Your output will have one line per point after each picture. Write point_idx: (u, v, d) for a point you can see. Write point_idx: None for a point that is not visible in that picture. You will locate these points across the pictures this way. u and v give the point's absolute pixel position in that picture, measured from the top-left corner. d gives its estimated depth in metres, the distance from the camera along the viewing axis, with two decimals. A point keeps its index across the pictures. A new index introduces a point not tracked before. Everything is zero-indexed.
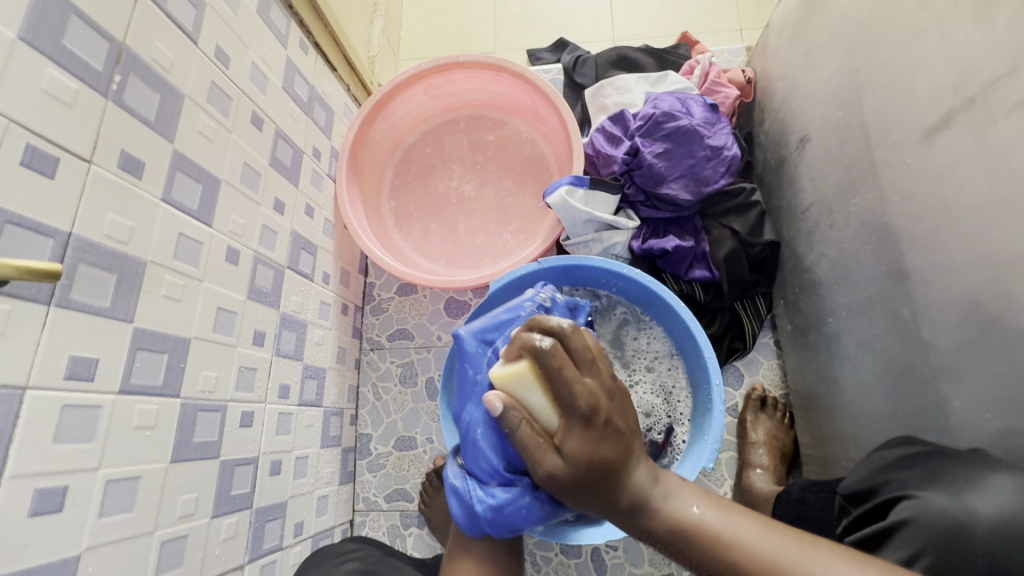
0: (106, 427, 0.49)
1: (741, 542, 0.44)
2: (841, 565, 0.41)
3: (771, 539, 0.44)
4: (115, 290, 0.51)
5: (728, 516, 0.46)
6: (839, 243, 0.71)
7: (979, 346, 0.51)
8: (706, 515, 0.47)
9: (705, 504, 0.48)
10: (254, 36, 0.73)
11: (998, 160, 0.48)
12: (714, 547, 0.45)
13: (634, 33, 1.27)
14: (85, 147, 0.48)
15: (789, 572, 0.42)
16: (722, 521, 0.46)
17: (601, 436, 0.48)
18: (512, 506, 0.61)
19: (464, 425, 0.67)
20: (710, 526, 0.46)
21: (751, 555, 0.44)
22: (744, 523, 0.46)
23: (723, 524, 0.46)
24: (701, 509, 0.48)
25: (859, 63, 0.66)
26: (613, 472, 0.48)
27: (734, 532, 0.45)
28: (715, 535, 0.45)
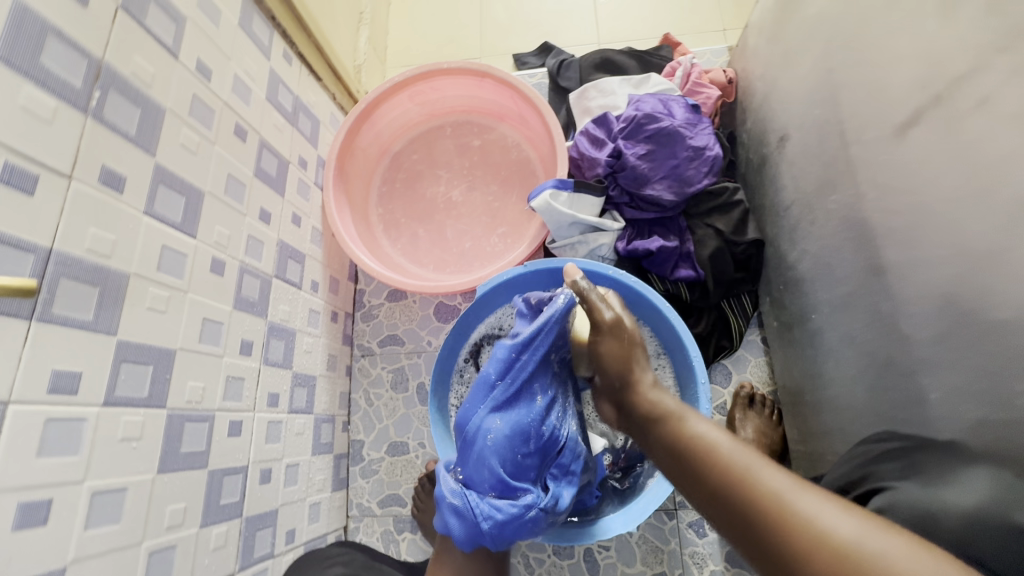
0: (92, 439, 0.50)
1: (750, 472, 0.45)
2: (825, 505, 0.41)
3: (766, 463, 0.46)
4: (98, 303, 0.51)
5: (735, 441, 0.49)
6: (820, 240, 0.72)
7: (953, 339, 0.52)
8: (711, 434, 0.51)
9: (725, 432, 0.51)
10: (236, 48, 0.74)
11: (966, 155, 0.49)
12: (705, 454, 0.49)
13: (618, 36, 1.28)
14: (65, 163, 0.49)
15: (763, 486, 0.44)
16: (728, 442, 0.49)
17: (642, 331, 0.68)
18: (514, 524, 0.64)
19: (473, 434, 0.68)
20: (710, 440, 0.50)
21: (730, 464, 0.47)
22: (749, 449, 0.48)
23: (724, 441, 0.50)
24: (715, 432, 0.51)
25: (833, 62, 0.67)
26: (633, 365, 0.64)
27: (731, 450, 0.48)
28: (711, 448, 0.49)
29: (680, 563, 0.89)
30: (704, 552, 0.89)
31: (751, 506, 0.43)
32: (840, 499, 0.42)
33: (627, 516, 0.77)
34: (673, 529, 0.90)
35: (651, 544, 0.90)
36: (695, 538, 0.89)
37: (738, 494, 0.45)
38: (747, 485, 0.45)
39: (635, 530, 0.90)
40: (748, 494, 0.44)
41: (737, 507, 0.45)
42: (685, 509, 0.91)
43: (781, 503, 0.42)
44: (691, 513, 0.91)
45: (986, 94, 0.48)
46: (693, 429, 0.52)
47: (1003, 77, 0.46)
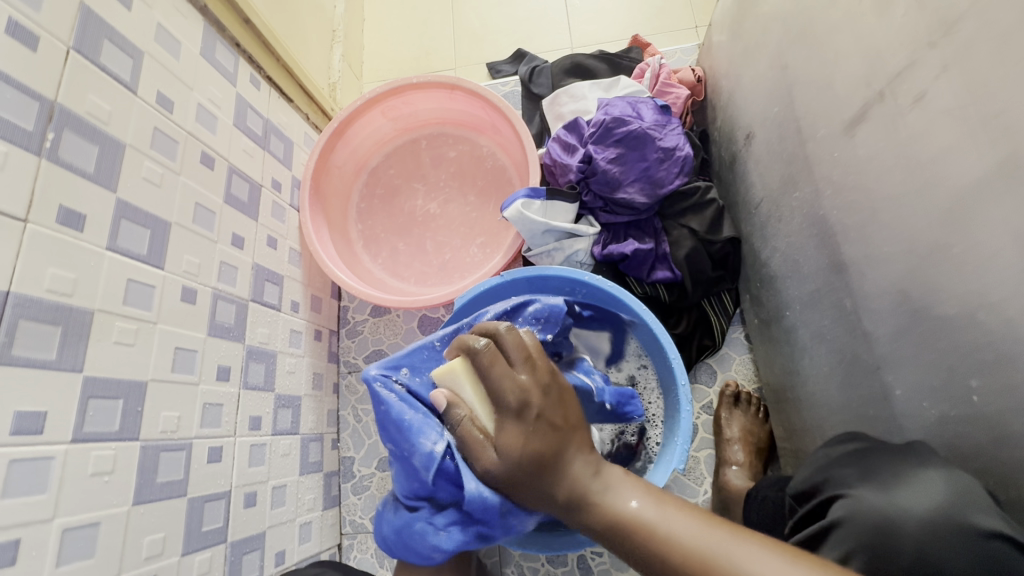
0: (60, 477, 0.51)
1: (691, 544, 0.45)
2: (766, 553, 0.43)
3: (704, 536, 0.45)
4: (61, 342, 0.52)
5: (664, 509, 0.48)
6: (787, 237, 0.72)
7: (911, 334, 0.52)
8: (640, 508, 0.48)
9: (642, 496, 0.49)
10: (198, 78, 0.75)
11: (909, 151, 0.49)
12: (648, 537, 0.46)
13: (590, 39, 1.28)
14: (19, 207, 0.49)
15: (720, 563, 0.43)
16: (656, 511, 0.48)
17: (535, 437, 0.49)
18: (410, 535, 0.63)
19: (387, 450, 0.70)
20: (646, 520, 0.47)
21: (682, 553, 0.44)
22: (679, 517, 0.47)
23: (655, 517, 0.47)
24: (638, 502, 0.49)
25: (787, 59, 0.67)
26: (545, 471, 0.49)
27: (664, 522, 0.47)
28: (645, 527, 0.47)
29: None
30: None
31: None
32: (766, 540, 0.45)
33: None
34: None
35: None
36: None
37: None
38: (707, 573, 0.43)
39: None
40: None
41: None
42: None
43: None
44: None
45: (922, 90, 0.47)
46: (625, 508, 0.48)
47: (934, 73, 0.46)
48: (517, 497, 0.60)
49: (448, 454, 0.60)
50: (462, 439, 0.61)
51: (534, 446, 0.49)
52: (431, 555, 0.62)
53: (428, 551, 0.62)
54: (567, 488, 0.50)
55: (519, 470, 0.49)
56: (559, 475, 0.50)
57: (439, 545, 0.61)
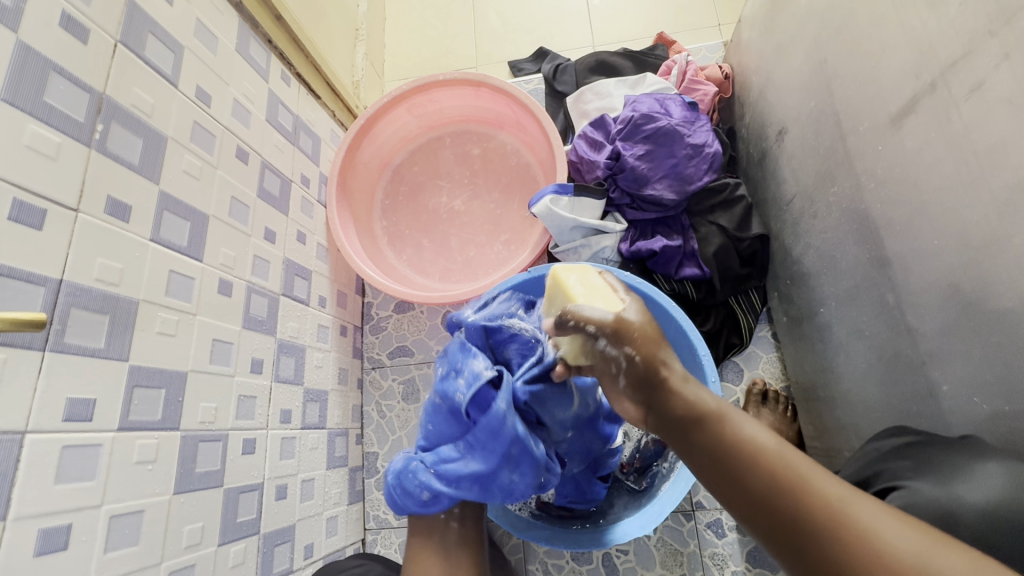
0: (107, 465, 0.51)
1: (798, 472, 0.41)
2: (884, 514, 0.39)
3: (816, 472, 0.42)
4: (108, 331, 0.53)
5: (781, 441, 0.44)
6: (825, 233, 0.72)
7: (962, 328, 0.52)
8: (758, 436, 0.44)
9: (761, 426, 0.45)
10: (234, 73, 0.76)
11: (962, 142, 0.49)
12: (758, 461, 0.42)
13: (612, 37, 1.28)
14: (71, 197, 0.50)
15: (823, 497, 0.40)
16: (774, 445, 0.43)
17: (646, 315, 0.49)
18: (406, 474, 0.64)
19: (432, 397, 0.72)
20: (762, 446, 0.43)
21: (784, 480, 0.41)
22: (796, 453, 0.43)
23: (775, 445, 0.43)
24: (756, 430, 0.44)
25: (826, 54, 0.67)
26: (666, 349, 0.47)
27: (782, 453, 0.43)
28: (763, 454, 0.43)
29: (700, 564, 0.88)
30: (724, 553, 0.87)
31: (816, 524, 0.39)
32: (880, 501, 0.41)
33: (643, 519, 0.76)
34: (692, 531, 0.89)
35: (670, 547, 0.89)
36: (714, 539, 0.88)
37: (801, 511, 0.40)
38: (806, 502, 0.40)
39: (652, 533, 0.89)
40: (817, 517, 0.39)
41: (797, 520, 0.40)
42: (702, 510, 0.90)
43: (845, 512, 0.39)
44: (710, 513, 0.90)
45: (980, 80, 0.47)
46: (740, 433, 0.44)
47: (994, 62, 0.45)
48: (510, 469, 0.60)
49: (470, 397, 0.61)
50: (486, 392, 0.61)
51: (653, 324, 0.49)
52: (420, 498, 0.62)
53: (414, 492, 0.63)
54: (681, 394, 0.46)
55: (642, 353, 0.46)
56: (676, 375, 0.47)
57: (427, 483, 0.62)
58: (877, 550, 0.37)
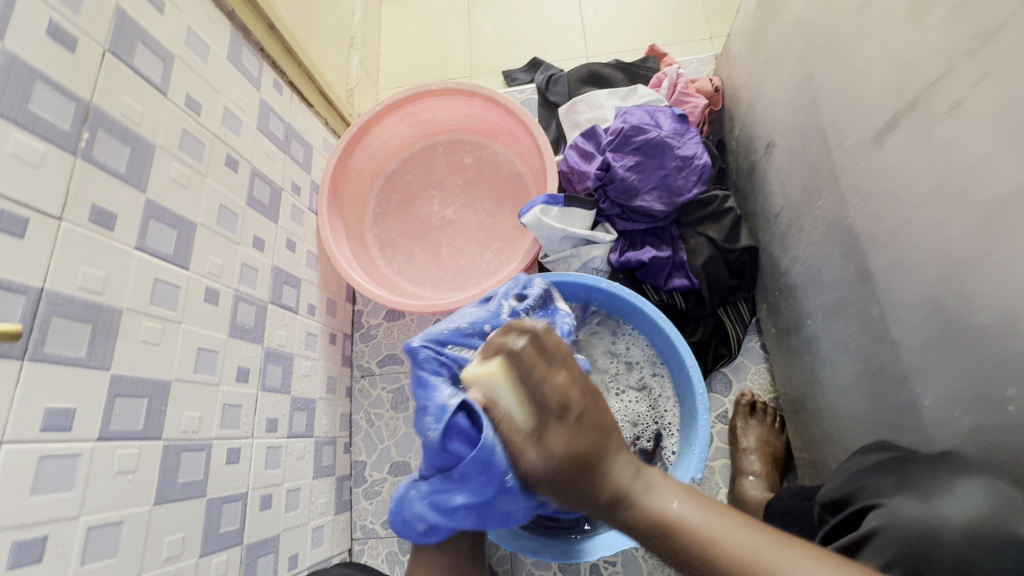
0: (86, 475, 0.51)
1: (717, 538, 0.43)
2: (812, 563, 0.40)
3: (739, 534, 0.43)
4: (90, 339, 0.52)
5: (683, 503, 0.46)
6: (810, 246, 0.73)
7: (943, 343, 0.52)
8: (680, 509, 0.46)
9: (674, 495, 0.47)
10: (225, 82, 0.76)
11: (943, 159, 0.49)
12: (681, 536, 0.44)
13: (606, 49, 1.29)
14: (54, 206, 0.50)
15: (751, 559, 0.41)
16: (694, 513, 0.45)
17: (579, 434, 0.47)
18: (405, 503, 0.66)
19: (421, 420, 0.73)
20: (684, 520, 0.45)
21: (708, 549, 0.43)
22: (697, 514, 0.45)
23: (694, 514, 0.45)
24: (679, 503, 0.46)
25: (813, 69, 0.68)
26: (591, 468, 0.47)
27: (703, 522, 0.44)
28: (685, 529, 0.44)
29: None
30: None
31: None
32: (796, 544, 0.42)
33: None
34: None
35: (658, 558, 0.88)
36: None
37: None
38: (735, 567, 0.41)
39: (640, 544, 0.89)
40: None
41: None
42: None
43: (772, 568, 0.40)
44: None
45: (959, 99, 0.47)
46: (647, 508, 0.46)
47: (972, 82, 0.46)
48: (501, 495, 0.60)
49: (441, 432, 0.61)
50: (457, 423, 0.61)
51: (573, 447, 0.47)
52: (419, 527, 0.64)
53: (414, 521, 0.64)
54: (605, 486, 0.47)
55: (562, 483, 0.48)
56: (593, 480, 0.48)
57: (422, 513, 0.63)
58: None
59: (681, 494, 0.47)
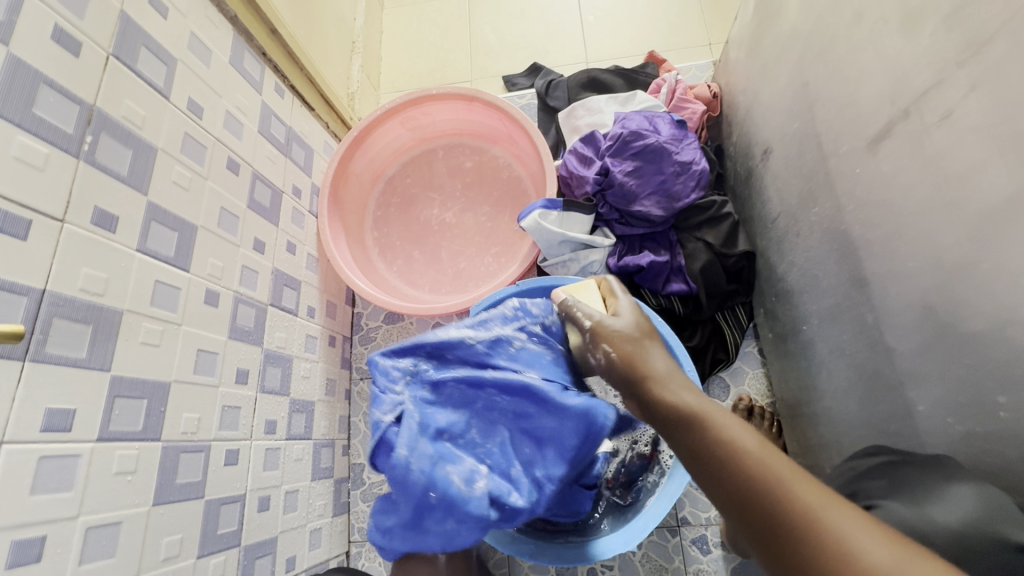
0: (85, 475, 0.51)
1: (774, 474, 0.41)
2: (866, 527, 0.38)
3: (801, 482, 0.40)
4: (91, 340, 0.53)
5: (759, 439, 0.44)
6: (807, 252, 0.73)
7: (936, 349, 0.53)
8: (742, 437, 0.44)
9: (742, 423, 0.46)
10: (227, 85, 0.76)
11: (935, 167, 0.50)
12: (735, 461, 0.43)
13: (605, 55, 1.30)
14: (57, 208, 0.50)
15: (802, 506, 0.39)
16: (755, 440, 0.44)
17: (641, 321, 0.59)
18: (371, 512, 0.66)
19: None
20: (742, 447, 0.43)
21: (760, 482, 0.41)
22: (773, 453, 0.43)
23: (753, 446, 0.43)
24: (739, 424, 0.46)
25: (808, 77, 0.68)
26: (646, 351, 0.55)
27: (764, 457, 0.42)
28: (743, 452, 0.43)
29: None
30: (708, 570, 0.87)
31: (792, 528, 0.39)
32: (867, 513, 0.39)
33: (627, 534, 0.77)
34: (677, 546, 0.89)
35: (655, 563, 0.89)
36: (699, 555, 0.88)
37: (777, 514, 0.40)
38: (780, 506, 0.40)
39: (637, 548, 0.89)
40: (795, 523, 0.39)
41: (772, 523, 0.40)
42: (688, 526, 0.90)
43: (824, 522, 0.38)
44: (695, 529, 0.90)
45: (950, 108, 0.48)
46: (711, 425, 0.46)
47: (963, 92, 0.46)
48: (436, 514, 0.57)
49: (372, 448, 0.61)
50: (387, 441, 0.60)
51: (641, 327, 0.58)
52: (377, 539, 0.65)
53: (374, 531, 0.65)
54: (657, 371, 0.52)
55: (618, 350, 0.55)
56: (655, 371, 0.52)
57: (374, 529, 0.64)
58: (850, 557, 0.36)
59: (752, 428, 0.45)
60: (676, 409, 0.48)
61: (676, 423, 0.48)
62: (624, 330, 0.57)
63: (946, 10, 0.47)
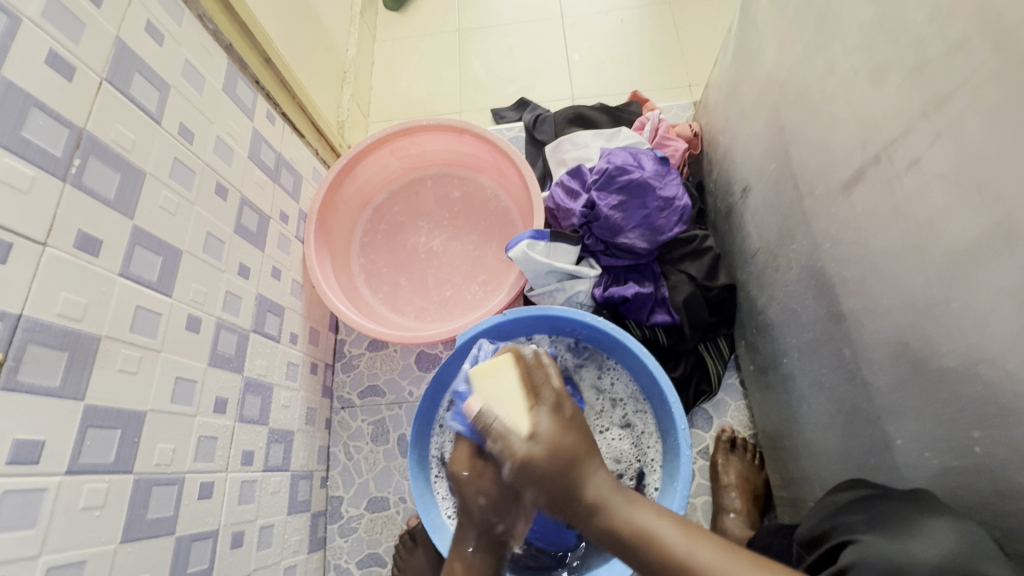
0: (50, 512, 0.49)
1: (700, 559, 0.47)
2: None
3: (727, 560, 0.47)
4: (65, 369, 0.51)
5: (688, 534, 0.49)
6: (785, 287, 0.76)
7: (911, 385, 0.55)
8: (669, 535, 0.50)
9: (669, 521, 0.51)
10: (219, 111, 0.77)
11: (904, 211, 0.53)
12: (675, 564, 0.48)
13: (590, 92, 1.35)
14: (39, 231, 0.49)
15: None
16: (686, 542, 0.49)
17: (565, 425, 0.54)
18: None
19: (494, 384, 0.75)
20: (677, 551, 0.48)
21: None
22: (704, 546, 0.48)
23: (682, 543, 0.49)
24: (665, 526, 0.50)
25: (785, 121, 0.72)
26: (580, 466, 0.52)
27: (692, 550, 0.48)
28: (679, 558, 0.48)
29: None
30: None
31: None
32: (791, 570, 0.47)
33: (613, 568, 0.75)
34: None
35: None
36: None
37: None
38: None
39: None
40: None
41: None
42: None
43: None
44: None
45: (916, 157, 0.51)
46: (648, 534, 0.50)
47: (928, 143, 0.50)
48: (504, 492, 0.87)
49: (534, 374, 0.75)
50: None
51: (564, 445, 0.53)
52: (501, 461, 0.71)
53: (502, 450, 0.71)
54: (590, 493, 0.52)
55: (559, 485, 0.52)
56: (589, 497, 0.51)
57: None
58: None
59: (672, 520, 0.51)
60: (605, 520, 0.51)
61: (611, 536, 0.51)
62: (553, 458, 0.52)
63: (911, 67, 0.51)
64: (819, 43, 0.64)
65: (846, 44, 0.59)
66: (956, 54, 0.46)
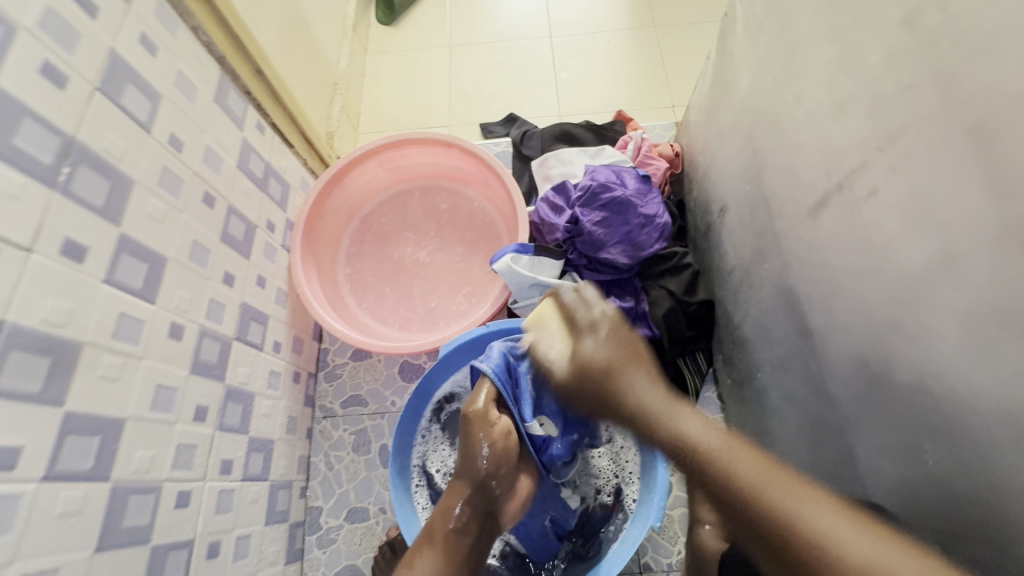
0: (25, 519, 0.48)
1: (733, 462, 0.54)
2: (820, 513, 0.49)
3: (758, 469, 0.54)
4: (47, 373, 0.51)
5: (727, 438, 0.57)
6: (759, 304, 0.79)
7: (871, 399, 0.57)
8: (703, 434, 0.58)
9: (710, 427, 0.59)
10: (209, 120, 0.78)
11: (864, 236, 0.56)
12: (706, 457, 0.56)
13: (577, 109, 1.38)
14: (26, 236, 0.50)
15: (770, 498, 0.51)
16: (720, 445, 0.56)
17: (607, 344, 0.70)
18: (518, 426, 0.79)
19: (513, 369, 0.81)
20: (709, 447, 0.56)
21: (740, 486, 0.53)
22: (743, 455, 0.55)
23: (718, 444, 0.56)
24: (702, 430, 0.59)
25: (758, 146, 0.75)
26: (621, 378, 0.66)
27: (724, 451, 0.55)
28: (713, 454, 0.55)
29: None
30: None
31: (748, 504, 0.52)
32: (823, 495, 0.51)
33: None
34: None
35: None
36: None
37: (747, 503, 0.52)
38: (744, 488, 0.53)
39: None
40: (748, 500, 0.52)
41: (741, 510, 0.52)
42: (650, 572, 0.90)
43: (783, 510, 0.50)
44: None
45: (874, 186, 0.54)
46: (686, 431, 0.59)
47: (884, 173, 0.53)
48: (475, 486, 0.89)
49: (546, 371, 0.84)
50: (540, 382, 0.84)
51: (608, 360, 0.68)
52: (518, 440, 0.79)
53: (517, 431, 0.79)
54: (630, 400, 0.64)
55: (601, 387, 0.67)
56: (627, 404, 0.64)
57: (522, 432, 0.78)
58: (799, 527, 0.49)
59: (718, 428, 0.58)
60: (644, 412, 0.63)
61: (654, 429, 0.61)
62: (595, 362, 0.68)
63: (869, 102, 0.54)
64: (788, 73, 0.67)
65: (813, 76, 0.63)
66: (910, 91, 0.49)
